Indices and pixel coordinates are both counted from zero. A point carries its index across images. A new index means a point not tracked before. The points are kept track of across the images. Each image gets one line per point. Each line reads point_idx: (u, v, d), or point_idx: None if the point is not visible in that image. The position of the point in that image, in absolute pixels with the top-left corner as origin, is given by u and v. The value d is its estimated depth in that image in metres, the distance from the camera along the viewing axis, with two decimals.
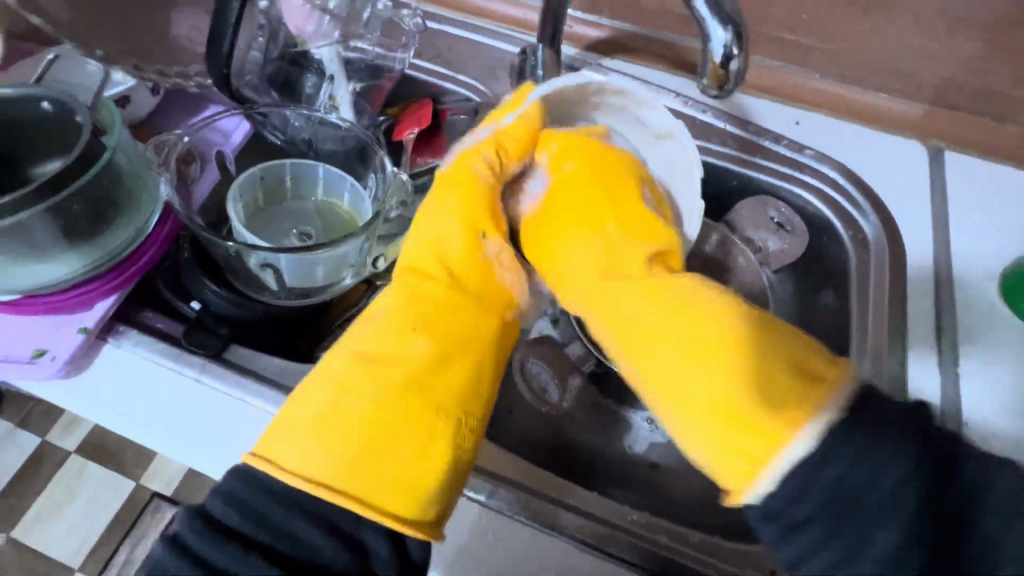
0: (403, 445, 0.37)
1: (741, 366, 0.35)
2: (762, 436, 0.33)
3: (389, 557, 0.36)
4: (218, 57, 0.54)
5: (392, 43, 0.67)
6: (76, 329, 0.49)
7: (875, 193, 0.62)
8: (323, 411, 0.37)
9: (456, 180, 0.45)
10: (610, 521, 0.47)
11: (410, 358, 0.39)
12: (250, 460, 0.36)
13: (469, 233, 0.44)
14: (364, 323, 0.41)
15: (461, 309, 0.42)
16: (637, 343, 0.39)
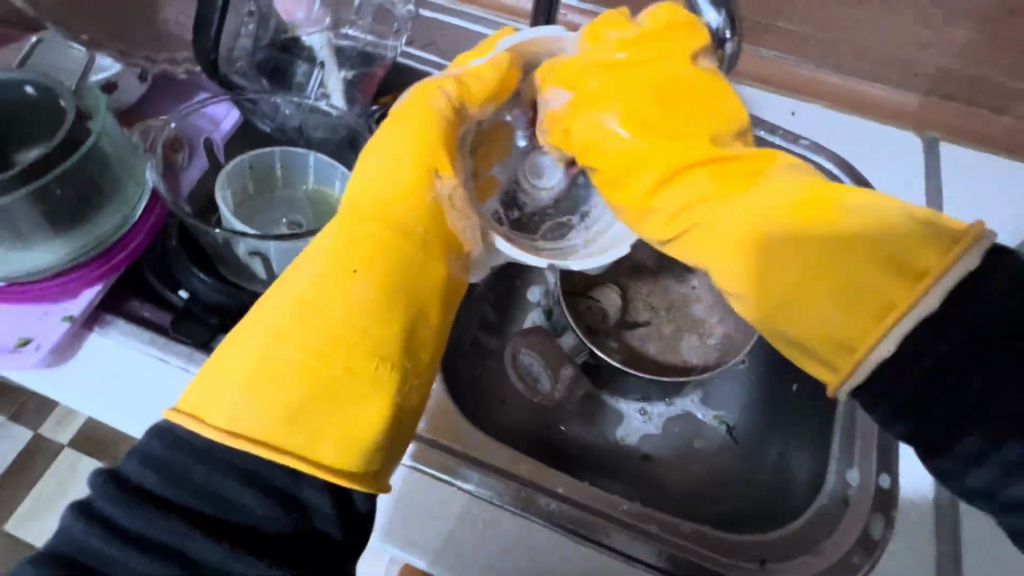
0: (341, 392, 0.36)
1: (843, 267, 0.36)
2: (871, 334, 0.34)
3: (330, 512, 0.35)
4: (205, 41, 0.53)
5: (384, 30, 0.66)
6: (61, 318, 0.49)
7: (870, 184, 0.62)
8: (255, 360, 0.36)
9: (413, 118, 0.45)
10: (601, 511, 0.47)
11: (353, 301, 0.39)
12: (172, 417, 0.35)
13: (418, 173, 0.43)
14: (301, 268, 0.40)
15: (404, 252, 0.41)
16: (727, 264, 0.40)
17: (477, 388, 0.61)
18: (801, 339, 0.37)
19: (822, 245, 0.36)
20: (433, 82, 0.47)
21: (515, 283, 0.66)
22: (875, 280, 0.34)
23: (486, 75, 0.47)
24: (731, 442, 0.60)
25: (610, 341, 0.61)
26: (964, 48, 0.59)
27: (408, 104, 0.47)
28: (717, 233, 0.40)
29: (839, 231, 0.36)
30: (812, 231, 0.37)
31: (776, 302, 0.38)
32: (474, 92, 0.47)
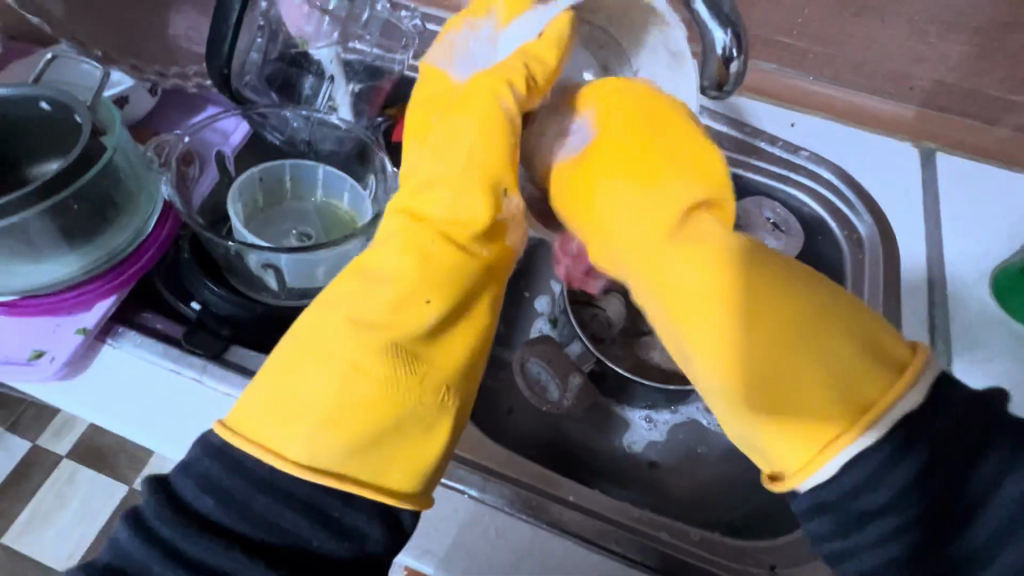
0: (411, 420, 0.36)
1: (790, 338, 0.34)
2: (819, 433, 0.33)
3: (381, 539, 0.35)
4: (218, 57, 0.54)
5: (392, 44, 0.68)
6: (74, 331, 0.49)
7: (869, 194, 0.63)
8: (329, 391, 0.36)
9: (488, 118, 0.42)
10: (612, 518, 0.48)
11: (417, 331, 0.38)
12: (226, 434, 0.35)
13: (490, 187, 0.40)
14: (366, 288, 0.39)
15: (473, 277, 0.40)
16: (676, 299, 0.37)
17: (485, 397, 0.62)
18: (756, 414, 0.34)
19: (760, 303, 0.35)
20: (501, 76, 0.43)
21: (522, 295, 0.67)
22: (820, 368, 0.33)
23: (545, 52, 0.45)
24: (736, 449, 0.60)
25: (615, 349, 0.62)
26: (958, 61, 0.61)
27: (476, 89, 0.43)
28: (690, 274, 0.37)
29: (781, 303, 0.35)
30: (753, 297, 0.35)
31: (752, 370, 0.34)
32: (538, 79, 0.44)
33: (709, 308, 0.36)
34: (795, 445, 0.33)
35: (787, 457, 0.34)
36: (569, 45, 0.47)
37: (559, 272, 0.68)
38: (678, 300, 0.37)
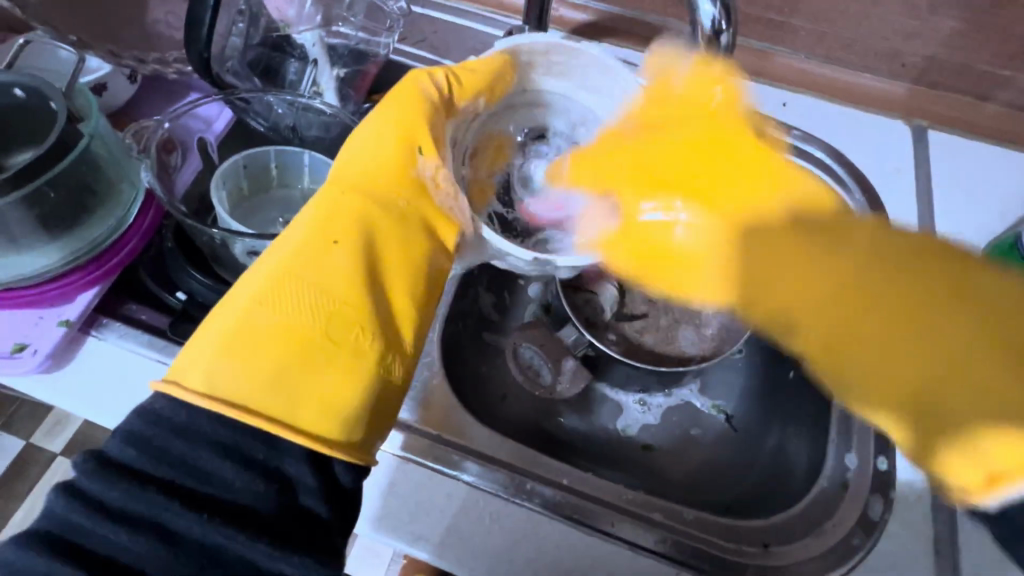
0: (323, 356, 0.36)
1: (983, 354, 0.34)
2: (989, 449, 0.33)
3: (311, 484, 0.33)
4: (197, 41, 0.52)
5: (377, 27, 0.67)
6: (57, 323, 0.48)
7: (860, 171, 0.62)
8: (230, 326, 0.35)
9: (399, 107, 0.46)
10: (604, 499, 0.47)
11: (330, 269, 0.38)
12: (159, 387, 0.34)
13: (402, 151, 0.44)
14: (285, 238, 0.40)
15: (386, 223, 0.42)
16: (849, 342, 0.38)
17: (479, 383, 0.61)
18: (951, 439, 0.34)
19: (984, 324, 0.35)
20: (422, 71, 0.49)
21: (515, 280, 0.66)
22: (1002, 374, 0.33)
23: (479, 69, 0.50)
24: (730, 430, 0.61)
25: (608, 334, 0.62)
26: (947, 38, 0.60)
27: (399, 89, 0.48)
28: (884, 305, 0.37)
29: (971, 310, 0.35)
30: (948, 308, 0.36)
31: (908, 393, 0.35)
32: (463, 84, 0.49)
33: (895, 312, 0.37)
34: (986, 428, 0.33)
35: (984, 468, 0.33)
36: (507, 80, 0.52)
37: None
38: (854, 337, 0.37)
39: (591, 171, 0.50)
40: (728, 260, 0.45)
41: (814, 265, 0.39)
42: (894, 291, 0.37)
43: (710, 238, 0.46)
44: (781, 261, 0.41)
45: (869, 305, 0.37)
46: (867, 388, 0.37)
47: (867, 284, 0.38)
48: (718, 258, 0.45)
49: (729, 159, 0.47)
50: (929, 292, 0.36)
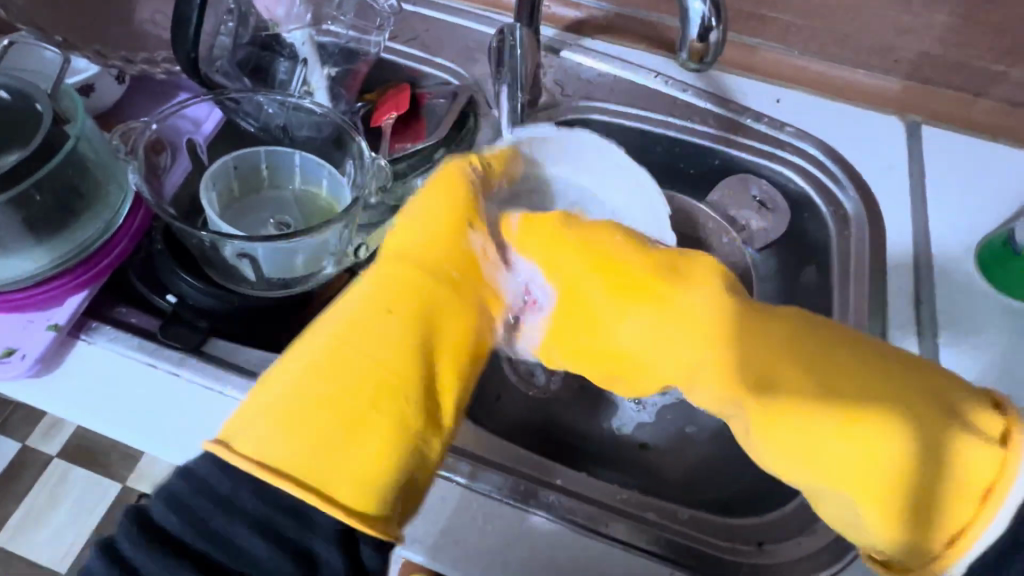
0: (369, 427, 0.35)
1: (905, 426, 0.33)
2: (920, 528, 0.32)
3: (339, 567, 0.34)
4: (184, 41, 0.51)
5: (367, 26, 0.65)
6: (46, 326, 0.48)
7: (853, 168, 0.62)
8: (287, 393, 0.36)
9: (454, 182, 0.45)
10: (600, 501, 0.47)
11: (382, 339, 0.38)
12: (211, 448, 0.34)
13: (456, 222, 0.44)
14: (341, 304, 0.40)
15: (439, 295, 0.41)
16: (780, 430, 0.36)
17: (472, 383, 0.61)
18: (876, 521, 0.33)
19: (895, 398, 0.34)
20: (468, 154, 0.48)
21: None
22: (928, 452, 0.32)
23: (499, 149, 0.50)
24: (724, 428, 0.60)
25: None
26: (943, 33, 0.60)
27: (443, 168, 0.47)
28: (802, 388, 0.36)
29: (890, 380, 0.35)
30: (881, 391, 0.34)
31: (841, 476, 0.34)
32: (495, 169, 0.48)
33: (823, 390, 0.35)
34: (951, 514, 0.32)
35: (926, 543, 0.32)
36: (517, 164, 0.51)
37: None
38: (780, 423, 0.36)
39: (520, 242, 0.45)
40: (659, 338, 0.41)
41: (745, 349, 0.38)
42: (839, 382, 0.35)
43: (624, 321, 0.41)
44: (696, 353, 0.39)
45: (786, 389, 0.36)
46: (826, 490, 0.35)
47: (824, 372, 0.36)
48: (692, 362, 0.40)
49: (632, 251, 0.43)
50: (841, 361, 0.36)
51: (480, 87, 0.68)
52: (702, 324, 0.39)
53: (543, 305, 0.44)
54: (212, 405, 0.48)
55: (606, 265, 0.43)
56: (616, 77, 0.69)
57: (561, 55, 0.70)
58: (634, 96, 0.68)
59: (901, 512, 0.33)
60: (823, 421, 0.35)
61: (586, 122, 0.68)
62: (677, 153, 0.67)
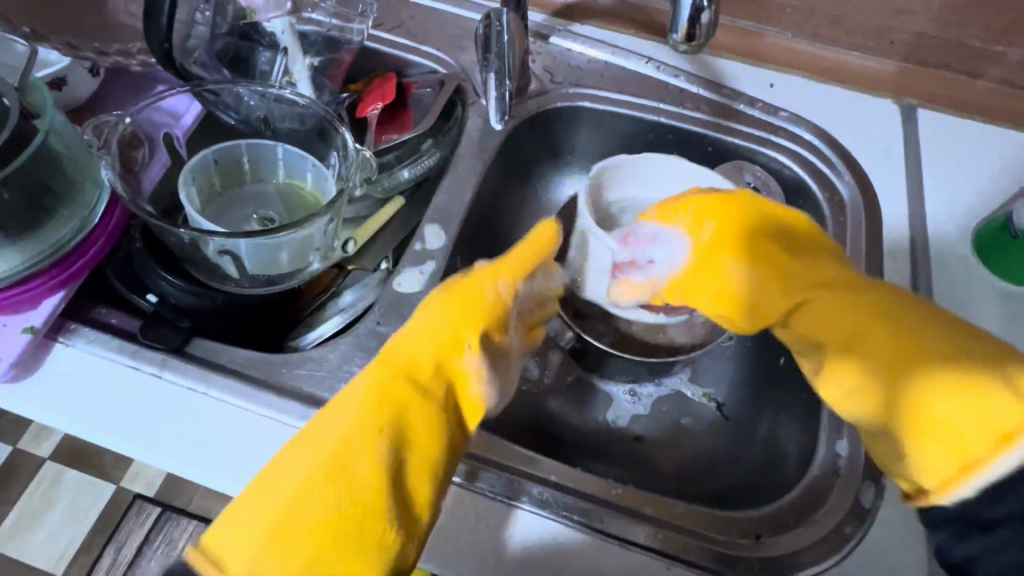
0: (348, 549, 0.36)
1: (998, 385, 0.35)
2: (974, 456, 0.34)
3: None
4: (156, 31, 0.49)
5: (349, 13, 0.64)
6: (21, 329, 0.46)
7: (849, 153, 0.61)
8: (276, 516, 0.36)
9: (454, 290, 0.44)
10: (595, 496, 0.46)
11: (367, 466, 0.37)
12: (197, 560, 0.35)
13: (453, 340, 0.42)
14: (331, 417, 0.40)
15: (428, 415, 0.40)
16: (847, 353, 0.41)
17: None
18: (923, 457, 0.36)
19: (963, 360, 0.36)
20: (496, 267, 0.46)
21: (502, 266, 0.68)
22: (990, 400, 0.34)
23: (542, 236, 0.48)
24: (721, 419, 0.60)
25: (597, 325, 0.61)
26: (941, 12, 0.59)
27: (463, 287, 0.44)
28: (894, 338, 0.40)
29: (986, 356, 0.37)
30: (965, 352, 0.37)
31: (915, 414, 0.37)
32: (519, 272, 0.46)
33: (884, 333, 0.40)
34: (967, 445, 0.34)
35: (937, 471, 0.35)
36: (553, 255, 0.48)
37: None
38: (855, 347, 0.41)
39: (668, 218, 0.53)
40: (750, 279, 0.49)
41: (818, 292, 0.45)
42: (913, 330, 0.39)
43: (727, 269, 0.50)
44: (814, 301, 0.45)
45: (882, 335, 0.40)
46: (863, 418, 0.40)
47: (913, 330, 0.39)
48: (760, 287, 0.48)
49: (769, 212, 0.51)
50: (915, 321, 0.40)
51: (468, 75, 0.66)
52: (859, 305, 0.42)
53: (659, 268, 0.53)
54: (196, 407, 0.46)
55: (753, 238, 0.50)
56: (607, 62, 0.68)
57: (550, 41, 0.68)
58: (624, 82, 0.67)
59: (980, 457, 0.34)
60: (904, 367, 0.38)
61: (577, 110, 0.66)
62: (670, 140, 0.66)
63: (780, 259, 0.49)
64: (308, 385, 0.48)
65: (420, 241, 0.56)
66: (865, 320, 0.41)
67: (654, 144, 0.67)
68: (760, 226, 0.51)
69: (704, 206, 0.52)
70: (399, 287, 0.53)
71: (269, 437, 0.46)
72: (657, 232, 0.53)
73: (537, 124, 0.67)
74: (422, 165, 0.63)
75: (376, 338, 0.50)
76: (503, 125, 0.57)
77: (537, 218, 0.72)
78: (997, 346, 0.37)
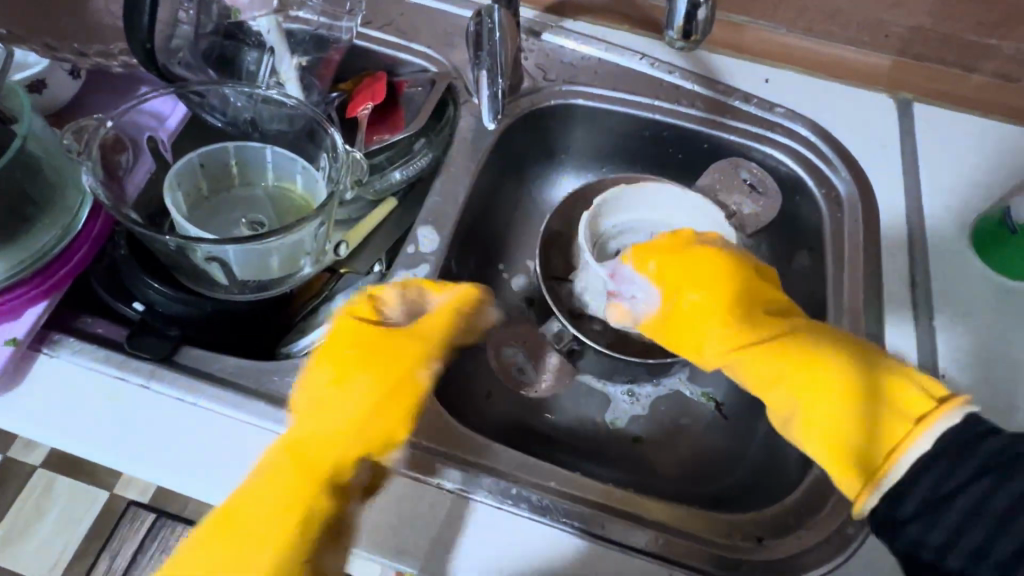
0: None
1: (891, 398, 0.41)
2: (878, 457, 0.40)
3: None
4: (138, 31, 0.47)
5: (337, 10, 0.62)
6: (3, 341, 0.45)
7: (845, 149, 0.61)
8: None
9: (344, 343, 0.44)
10: (595, 501, 0.46)
11: (263, 573, 0.39)
12: None
13: (371, 437, 0.42)
14: (248, 502, 0.40)
15: (338, 508, 0.41)
16: (771, 374, 0.45)
17: (463, 381, 0.60)
18: (839, 463, 0.41)
19: (859, 370, 0.43)
20: (428, 345, 0.45)
21: (499, 269, 0.68)
22: (885, 413, 0.41)
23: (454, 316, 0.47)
24: (720, 419, 0.60)
25: (594, 326, 0.61)
26: (936, 5, 0.59)
27: (390, 362, 0.44)
28: (805, 357, 0.44)
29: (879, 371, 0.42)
30: (858, 365, 0.43)
31: (829, 426, 0.42)
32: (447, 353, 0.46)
33: (802, 355, 0.45)
34: (873, 451, 0.40)
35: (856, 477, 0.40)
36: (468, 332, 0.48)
37: (532, 250, 0.70)
38: (771, 364, 0.45)
39: (645, 253, 0.51)
40: (727, 327, 0.48)
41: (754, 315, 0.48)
42: (819, 348, 0.44)
43: (710, 317, 0.48)
44: (757, 332, 0.47)
45: (793, 354, 0.45)
46: (786, 425, 0.45)
47: (827, 351, 0.44)
48: (720, 327, 0.48)
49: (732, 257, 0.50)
50: (825, 339, 0.45)
51: (459, 74, 0.65)
52: (799, 351, 0.45)
53: (640, 304, 0.51)
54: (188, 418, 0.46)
55: (716, 278, 0.49)
56: (600, 59, 0.67)
57: (542, 38, 0.67)
58: (618, 79, 0.66)
59: (875, 462, 0.40)
60: (813, 383, 0.43)
61: (570, 108, 0.66)
62: (665, 138, 0.66)
63: (735, 292, 0.49)
64: None
65: (414, 243, 0.55)
66: (783, 342, 0.46)
67: (649, 141, 0.67)
68: (731, 269, 0.49)
69: (661, 250, 0.51)
70: None
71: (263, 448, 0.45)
72: (635, 274, 0.51)
73: (530, 122, 0.66)
74: (414, 166, 0.62)
75: None
76: (496, 123, 0.55)
77: (531, 217, 0.71)
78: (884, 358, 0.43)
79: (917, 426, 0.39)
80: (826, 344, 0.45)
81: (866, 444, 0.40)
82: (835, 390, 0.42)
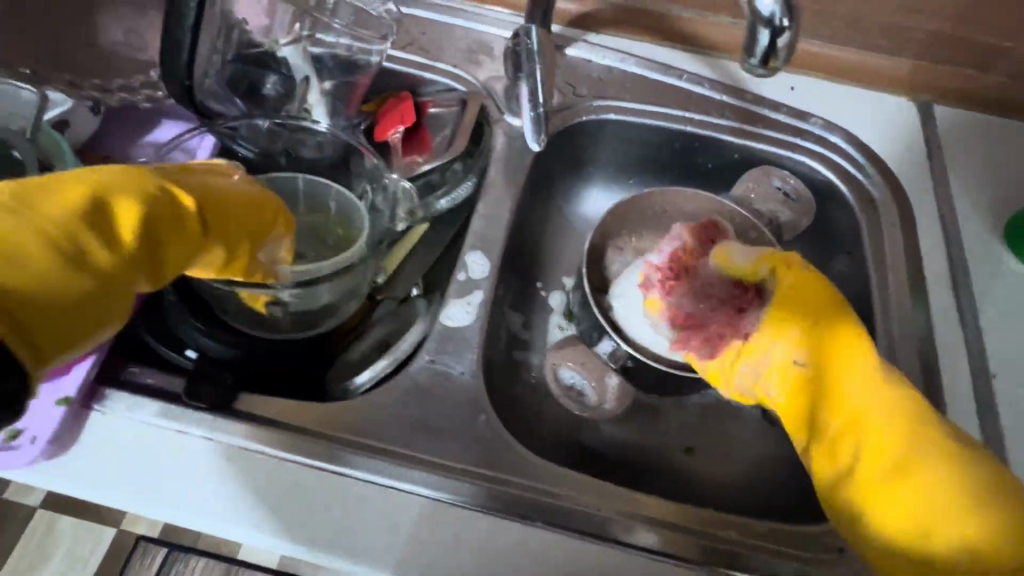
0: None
1: (958, 515, 0.38)
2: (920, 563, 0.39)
3: None
4: (176, 68, 0.45)
5: (369, 35, 0.60)
6: (55, 402, 0.42)
7: (875, 154, 0.62)
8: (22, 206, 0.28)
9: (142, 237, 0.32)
10: (681, 525, 0.46)
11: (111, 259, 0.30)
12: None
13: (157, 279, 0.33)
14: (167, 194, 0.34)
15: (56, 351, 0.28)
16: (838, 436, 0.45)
17: (515, 404, 0.59)
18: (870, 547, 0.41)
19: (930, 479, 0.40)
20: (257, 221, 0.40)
21: (535, 287, 0.67)
22: (945, 529, 0.38)
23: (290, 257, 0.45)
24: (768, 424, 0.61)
25: None
26: (956, 10, 0.60)
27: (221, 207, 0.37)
28: (875, 439, 0.43)
29: (951, 490, 0.39)
30: (931, 474, 0.40)
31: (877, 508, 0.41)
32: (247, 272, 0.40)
33: (875, 435, 0.43)
34: (903, 552, 0.40)
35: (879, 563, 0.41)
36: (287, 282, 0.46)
37: (567, 265, 0.70)
38: (848, 426, 0.45)
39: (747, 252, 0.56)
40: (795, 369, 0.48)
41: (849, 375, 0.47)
42: (899, 441, 0.42)
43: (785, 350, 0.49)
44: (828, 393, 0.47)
45: (866, 424, 0.44)
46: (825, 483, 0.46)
47: (906, 449, 0.42)
48: (788, 367, 0.48)
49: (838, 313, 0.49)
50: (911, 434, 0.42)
51: (488, 92, 0.64)
52: (863, 428, 0.44)
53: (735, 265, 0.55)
54: (252, 468, 0.44)
55: (822, 324, 0.49)
56: (627, 73, 0.67)
57: (566, 54, 0.67)
58: (646, 91, 0.66)
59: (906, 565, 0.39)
60: (880, 465, 0.42)
61: (601, 122, 0.65)
62: (695, 148, 0.66)
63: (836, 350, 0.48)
64: (366, 435, 0.46)
65: (464, 270, 0.54)
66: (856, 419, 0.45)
67: (679, 153, 0.67)
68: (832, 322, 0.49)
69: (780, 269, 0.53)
70: (448, 320, 0.52)
71: (336, 492, 0.44)
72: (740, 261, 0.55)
73: (562, 138, 0.65)
74: (459, 193, 0.61)
75: (432, 377, 0.49)
76: (541, 144, 0.55)
77: (562, 232, 0.71)
78: (977, 488, 0.39)
79: (973, 560, 0.37)
80: (903, 435, 0.42)
81: (889, 543, 0.40)
82: (906, 481, 0.41)
